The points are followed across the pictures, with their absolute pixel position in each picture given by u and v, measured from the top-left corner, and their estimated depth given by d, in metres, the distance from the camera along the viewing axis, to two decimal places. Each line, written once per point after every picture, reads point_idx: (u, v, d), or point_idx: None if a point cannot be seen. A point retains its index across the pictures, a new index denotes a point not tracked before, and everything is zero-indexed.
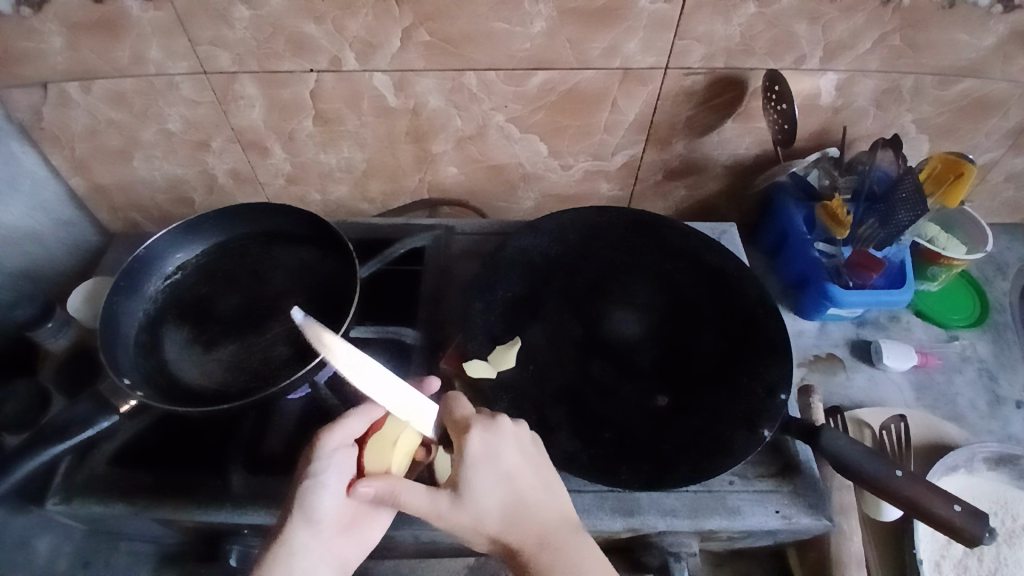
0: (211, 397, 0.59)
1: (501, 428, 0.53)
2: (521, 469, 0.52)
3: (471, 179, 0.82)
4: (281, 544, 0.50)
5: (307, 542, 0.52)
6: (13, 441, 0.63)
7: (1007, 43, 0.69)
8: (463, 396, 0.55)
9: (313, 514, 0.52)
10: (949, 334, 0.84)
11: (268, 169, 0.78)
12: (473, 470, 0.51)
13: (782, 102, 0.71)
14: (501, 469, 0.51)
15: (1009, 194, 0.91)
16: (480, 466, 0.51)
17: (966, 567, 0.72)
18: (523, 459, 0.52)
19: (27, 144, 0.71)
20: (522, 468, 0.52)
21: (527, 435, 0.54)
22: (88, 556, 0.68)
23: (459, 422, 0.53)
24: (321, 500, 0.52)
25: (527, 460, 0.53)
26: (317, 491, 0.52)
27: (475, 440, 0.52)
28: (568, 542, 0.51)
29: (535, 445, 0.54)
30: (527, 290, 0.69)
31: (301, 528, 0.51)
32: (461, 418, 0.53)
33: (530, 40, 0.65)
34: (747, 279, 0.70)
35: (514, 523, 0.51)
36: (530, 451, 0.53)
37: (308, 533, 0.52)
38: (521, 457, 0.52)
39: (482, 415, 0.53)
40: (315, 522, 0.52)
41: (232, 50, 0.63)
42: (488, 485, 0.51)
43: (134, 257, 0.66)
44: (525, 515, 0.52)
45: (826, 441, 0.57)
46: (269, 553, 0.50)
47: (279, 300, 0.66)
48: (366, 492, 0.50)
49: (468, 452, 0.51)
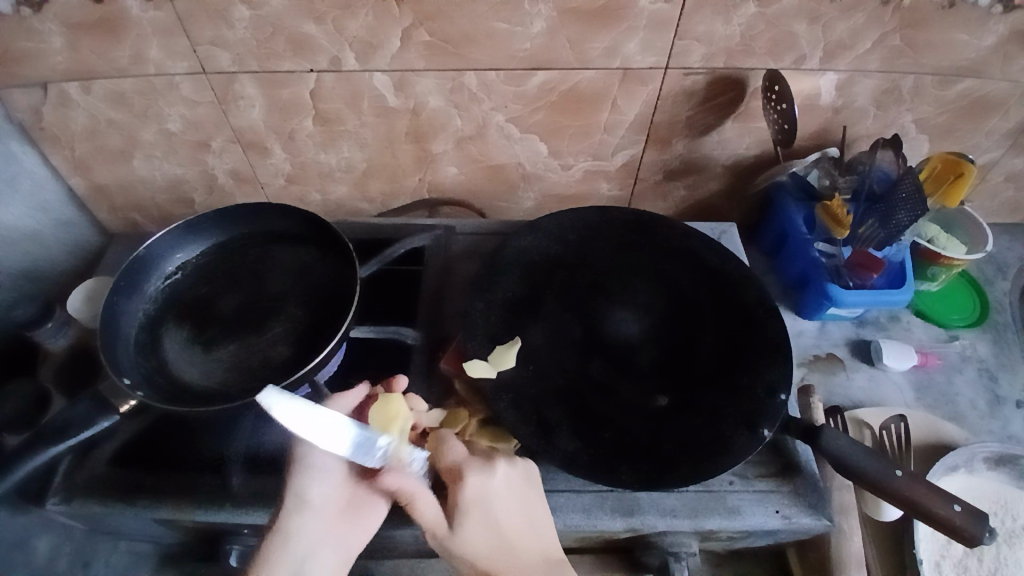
0: (212, 398, 0.59)
1: (498, 474, 0.54)
2: (513, 516, 0.52)
3: (471, 179, 0.82)
4: (280, 530, 0.52)
5: (303, 528, 0.52)
6: (13, 441, 0.63)
7: (1007, 43, 0.69)
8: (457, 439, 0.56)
9: (306, 500, 0.53)
10: (949, 334, 0.84)
11: (268, 169, 0.78)
12: (469, 510, 0.52)
13: (782, 102, 0.70)
14: (494, 515, 0.52)
15: (1009, 194, 0.91)
16: (475, 509, 0.52)
17: (966, 567, 0.72)
18: (517, 506, 0.53)
19: (26, 144, 0.71)
20: (514, 514, 0.53)
21: (523, 475, 0.55)
22: (87, 555, 0.67)
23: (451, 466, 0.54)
24: (314, 484, 0.54)
25: (519, 504, 0.53)
26: (305, 477, 0.54)
27: (470, 485, 0.53)
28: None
29: (532, 484, 0.55)
30: (527, 290, 0.69)
31: (299, 514, 0.53)
32: (453, 464, 0.54)
33: (530, 40, 0.65)
34: (748, 279, 0.70)
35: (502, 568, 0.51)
36: (527, 494, 0.54)
37: (305, 518, 0.53)
38: (514, 502, 0.53)
39: (475, 458, 0.54)
40: (312, 506, 0.53)
41: (232, 50, 0.64)
42: (479, 530, 0.52)
43: (133, 256, 0.66)
44: (512, 560, 0.51)
45: (826, 442, 0.57)
46: (268, 538, 0.51)
47: (279, 301, 0.66)
48: (394, 482, 0.52)
49: (463, 494, 0.52)
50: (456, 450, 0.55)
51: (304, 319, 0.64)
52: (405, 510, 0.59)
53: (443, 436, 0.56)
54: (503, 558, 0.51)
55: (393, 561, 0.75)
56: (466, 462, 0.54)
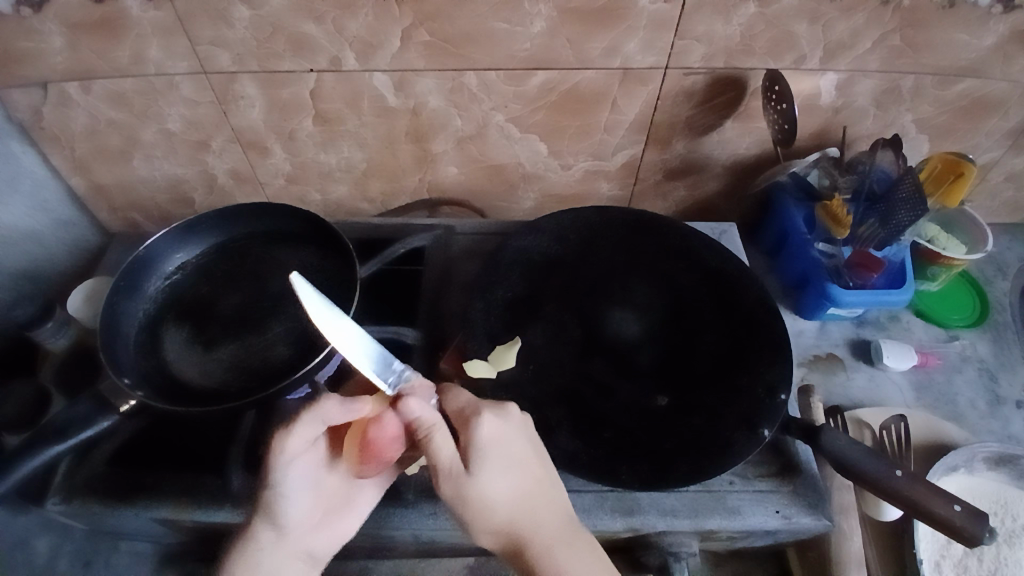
0: (211, 397, 0.59)
1: (509, 416, 0.53)
2: (531, 461, 0.52)
3: (471, 179, 0.82)
4: (248, 539, 0.51)
5: (276, 543, 0.52)
6: (13, 441, 0.63)
7: (1007, 43, 0.69)
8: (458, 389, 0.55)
9: (279, 514, 0.52)
10: (949, 333, 0.84)
11: (268, 169, 0.78)
12: (488, 454, 0.51)
13: (782, 101, 0.71)
14: (514, 456, 0.52)
15: (1009, 194, 0.91)
16: (495, 451, 0.51)
17: (966, 567, 0.72)
18: (532, 448, 0.53)
19: (26, 144, 0.71)
20: (532, 458, 0.53)
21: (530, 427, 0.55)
22: (89, 556, 0.68)
23: (464, 407, 0.53)
24: (288, 505, 0.52)
25: (534, 451, 0.53)
26: (279, 494, 0.52)
27: (485, 424, 0.51)
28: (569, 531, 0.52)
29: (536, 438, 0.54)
30: (527, 290, 0.69)
31: (268, 527, 0.52)
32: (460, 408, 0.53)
33: (530, 40, 0.65)
34: (748, 279, 0.70)
35: (524, 513, 0.51)
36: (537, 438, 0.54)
37: (273, 536, 0.52)
38: (529, 444, 0.53)
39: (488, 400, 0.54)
40: (284, 521, 0.52)
41: (232, 50, 0.63)
42: (498, 473, 0.51)
43: (133, 256, 0.66)
44: (534, 505, 0.52)
45: (825, 441, 0.57)
46: (234, 554, 0.51)
47: (279, 300, 0.66)
48: (414, 410, 0.50)
49: (480, 436, 0.51)
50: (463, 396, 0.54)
51: (304, 319, 0.64)
52: (406, 507, 0.60)
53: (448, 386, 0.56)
54: (524, 501, 0.51)
55: (394, 561, 0.74)
56: (479, 401, 0.53)
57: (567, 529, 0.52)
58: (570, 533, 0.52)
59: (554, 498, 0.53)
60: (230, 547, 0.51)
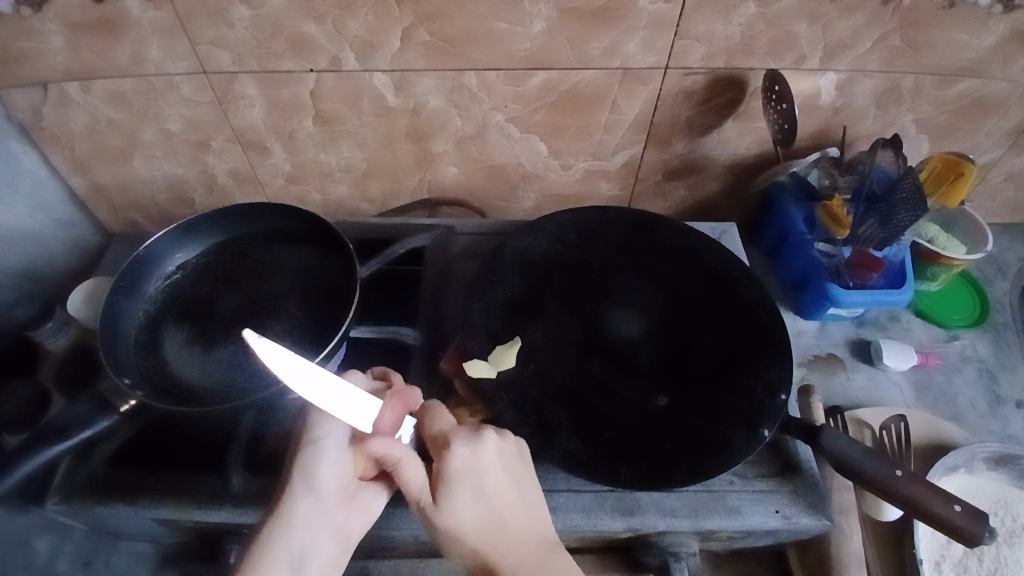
0: (211, 397, 0.59)
1: (484, 446, 0.53)
2: (504, 488, 0.52)
3: (471, 179, 0.82)
4: (282, 514, 0.51)
5: (309, 513, 0.52)
6: (13, 441, 0.63)
7: (1007, 43, 0.69)
8: (442, 409, 0.57)
9: (310, 483, 0.52)
10: (949, 334, 0.84)
11: (268, 169, 0.78)
12: (456, 484, 0.52)
13: (782, 102, 0.71)
14: (484, 486, 0.52)
15: (1009, 194, 0.91)
16: (464, 481, 0.52)
17: (966, 567, 0.72)
18: (506, 479, 0.52)
19: (26, 144, 0.71)
20: (505, 486, 0.52)
21: (513, 450, 0.54)
22: (89, 556, 0.68)
23: (438, 435, 0.54)
24: (321, 466, 0.53)
25: (509, 478, 0.53)
26: (315, 451, 0.53)
27: (456, 455, 0.52)
28: (544, 557, 0.51)
29: (522, 460, 0.54)
30: (528, 290, 0.69)
31: (302, 498, 0.52)
32: (439, 434, 0.54)
33: (530, 40, 0.65)
34: (748, 278, 0.70)
35: (494, 541, 0.51)
36: (514, 466, 0.53)
37: (309, 503, 0.52)
38: (503, 475, 0.52)
39: (464, 429, 0.54)
40: (316, 491, 0.52)
41: (232, 50, 0.64)
42: (466, 503, 0.51)
43: (134, 256, 0.66)
44: (503, 533, 0.51)
45: (826, 441, 0.58)
46: (267, 527, 0.50)
47: (280, 300, 0.66)
48: (380, 449, 0.52)
49: (447, 468, 0.52)
50: (444, 421, 0.55)
51: (303, 319, 0.64)
52: (405, 508, 0.59)
53: (431, 405, 0.57)
54: (493, 531, 0.51)
55: (393, 561, 0.74)
56: (454, 431, 0.54)
57: (540, 554, 0.51)
58: (543, 556, 0.51)
59: (526, 527, 0.53)
60: (266, 520, 0.51)
